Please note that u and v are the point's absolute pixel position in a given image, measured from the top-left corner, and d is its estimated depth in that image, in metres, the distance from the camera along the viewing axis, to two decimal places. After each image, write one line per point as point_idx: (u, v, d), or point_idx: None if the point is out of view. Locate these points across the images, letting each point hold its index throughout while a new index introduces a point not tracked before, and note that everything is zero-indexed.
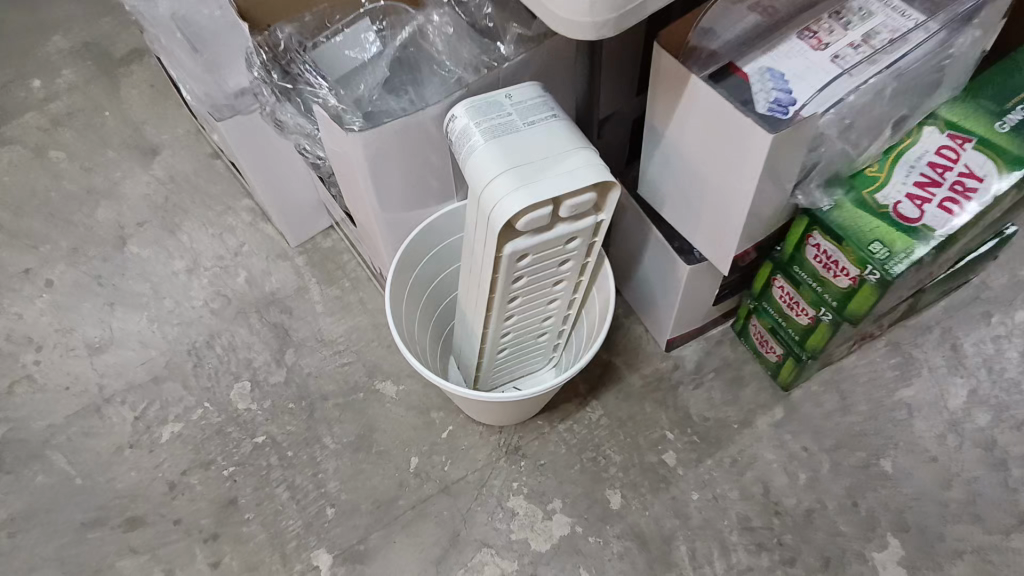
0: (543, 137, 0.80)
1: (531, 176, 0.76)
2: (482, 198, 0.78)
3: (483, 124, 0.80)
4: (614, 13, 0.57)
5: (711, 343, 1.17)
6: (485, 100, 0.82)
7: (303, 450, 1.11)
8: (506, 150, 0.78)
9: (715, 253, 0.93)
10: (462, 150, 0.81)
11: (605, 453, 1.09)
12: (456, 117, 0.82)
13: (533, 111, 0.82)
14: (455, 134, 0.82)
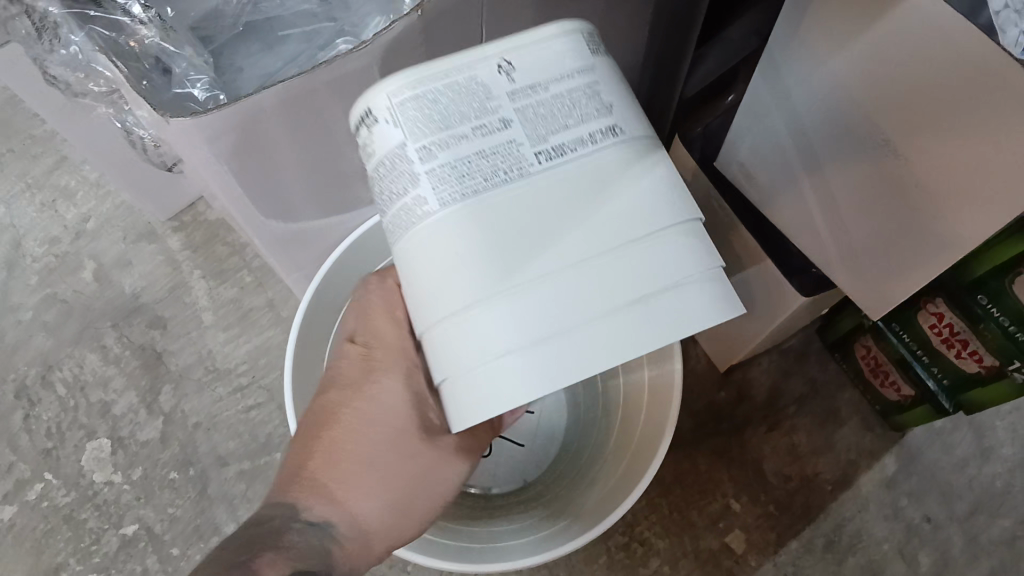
0: (579, 199, 0.37)
1: (565, 316, 0.36)
2: (460, 330, 0.36)
3: (441, 155, 0.36)
4: None
5: (790, 360, 0.81)
6: (448, 79, 0.37)
7: (195, 547, 0.74)
8: (497, 239, 0.36)
9: (860, 287, 0.55)
10: (397, 201, 0.37)
11: (643, 537, 0.75)
12: (388, 123, 0.36)
13: (559, 120, 0.37)
14: (380, 159, 0.37)
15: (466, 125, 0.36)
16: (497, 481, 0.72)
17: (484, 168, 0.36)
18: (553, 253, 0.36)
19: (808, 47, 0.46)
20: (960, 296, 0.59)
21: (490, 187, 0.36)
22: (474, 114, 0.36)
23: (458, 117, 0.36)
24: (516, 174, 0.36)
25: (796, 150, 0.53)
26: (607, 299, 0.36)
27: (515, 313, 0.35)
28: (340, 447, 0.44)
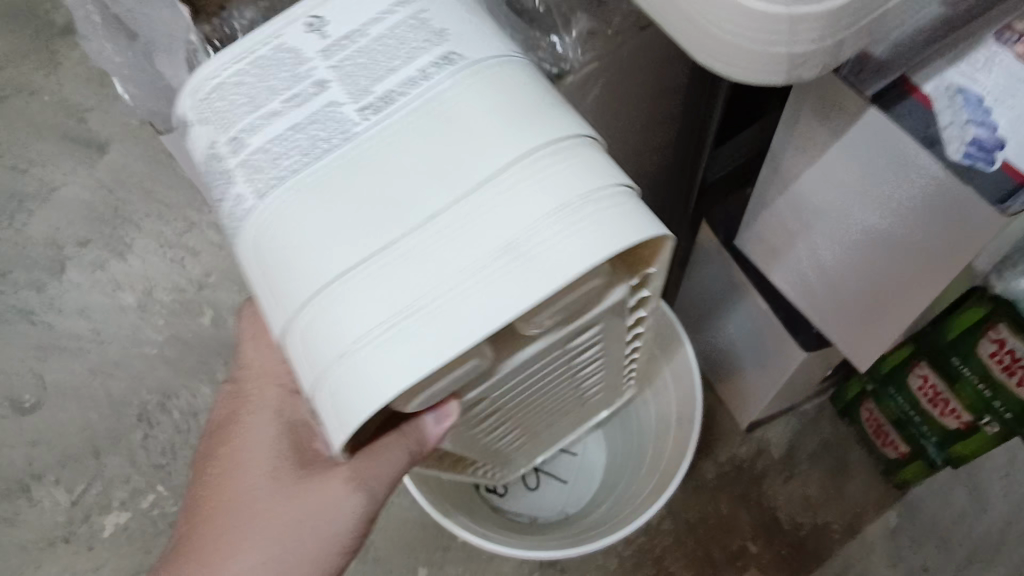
0: (413, 146, 0.33)
1: (411, 278, 0.31)
2: (307, 329, 0.32)
3: (252, 141, 0.34)
4: (836, 29, 0.30)
5: (806, 421, 0.92)
6: (257, 60, 0.36)
7: None
8: (322, 210, 0.33)
9: (848, 341, 0.67)
10: (224, 197, 0.35)
11: (668, 568, 0.86)
12: (201, 121, 0.36)
13: (383, 66, 0.34)
14: (204, 163, 0.37)
15: (276, 101, 0.35)
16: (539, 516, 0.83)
17: (302, 137, 0.34)
18: (395, 208, 0.32)
19: (792, 148, 0.59)
20: (940, 359, 0.70)
21: (308, 157, 0.33)
22: (284, 86, 0.35)
23: (267, 94, 0.35)
24: (338, 136, 0.33)
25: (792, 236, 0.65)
26: (462, 247, 0.31)
27: (363, 289, 0.31)
28: (213, 505, 0.48)
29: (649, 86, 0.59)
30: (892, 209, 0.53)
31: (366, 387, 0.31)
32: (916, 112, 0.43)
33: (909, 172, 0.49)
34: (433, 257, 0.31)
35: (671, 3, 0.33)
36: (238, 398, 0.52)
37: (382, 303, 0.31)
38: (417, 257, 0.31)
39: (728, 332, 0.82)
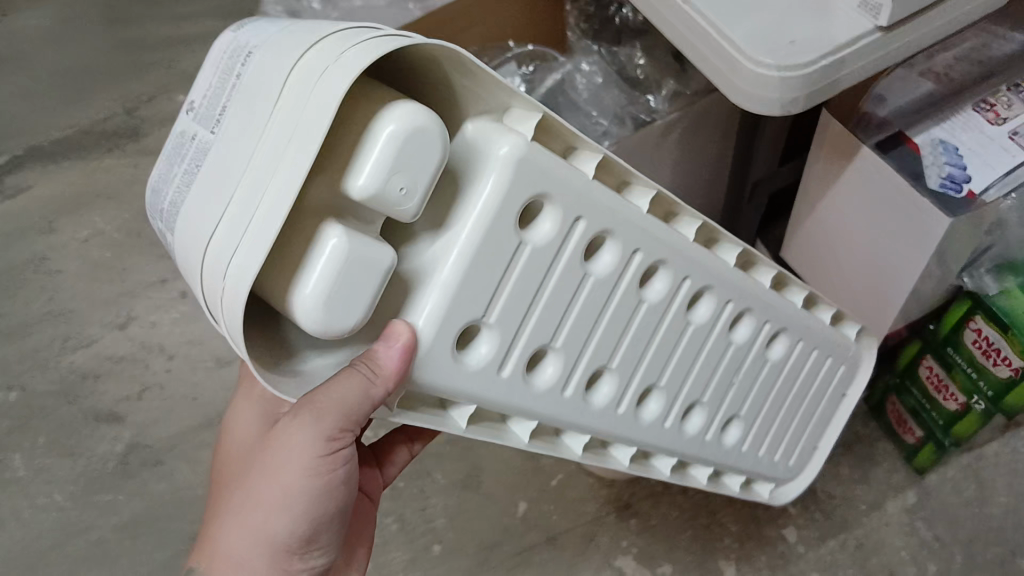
0: (232, 128, 0.46)
1: (247, 201, 0.44)
2: (212, 281, 0.46)
3: (162, 194, 0.51)
4: (805, 91, 0.54)
5: (843, 415, 1.10)
6: (162, 147, 0.53)
7: (413, 482, 1.13)
8: (198, 201, 0.47)
9: (861, 331, 0.88)
10: (167, 237, 0.51)
11: (720, 521, 1.07)
12: (150, 213, 0.53)
13: (205, 88, 0.50)
14: (159, 233, 0.53)
15: (174, 156, 0.50)
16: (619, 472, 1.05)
17: (183, 165, 0.49)
18: (228, 165, 0.46)
19: (817, 175, 0.81)
20: (940, 351, 0.90)
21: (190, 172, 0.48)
22: (174, 146, 0.51)
23: (165, 166, 0.51)
24: (200, 150, 0.48)
25: (816, 247, 0.87)
26: (270, 159, 0.43)
27: (228, 229, 0.45)
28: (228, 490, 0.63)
29: (719, 127, 0.84)
30: (879, 223, 0.76)
31: (241, 277, 0.43)
32: (908, 154, 0.72)
33: (882, 187, 0.73)
34: (259, 175, 0.44)
35: (718, 74, 0.57)
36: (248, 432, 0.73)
37: (238, 232, 0.44)
38: (251, 182, 0.44)
39: None
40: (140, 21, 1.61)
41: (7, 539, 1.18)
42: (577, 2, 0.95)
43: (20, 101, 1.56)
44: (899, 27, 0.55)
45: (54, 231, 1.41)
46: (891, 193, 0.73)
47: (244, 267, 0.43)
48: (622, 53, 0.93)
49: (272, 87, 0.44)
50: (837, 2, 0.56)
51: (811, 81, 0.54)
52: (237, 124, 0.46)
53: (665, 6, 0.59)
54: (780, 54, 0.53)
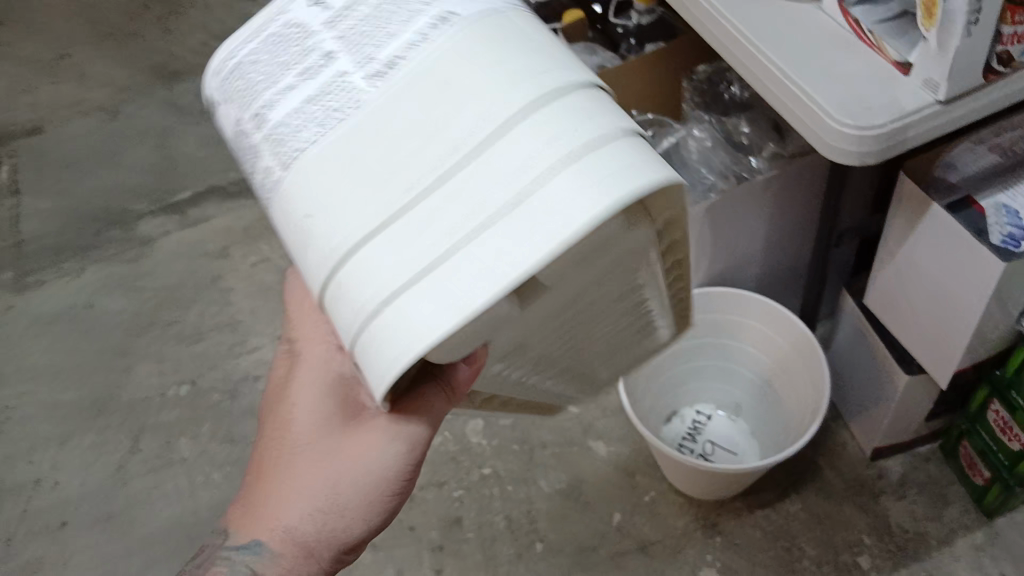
0: (416, 127, 0.49)
1: (428, 233, 0.48)
2: (348, 284, 0.50)
3: (276, 105, 0.52)
4: (878, 146, 0.70)
5: (918, 459, 1.21)
6: (280, 33, 0.54)
7: (521, 487, 1.30)
8: (337, 168, 0.50)
9: (932, 367, 1.00)
10: (263, 157, 0.53)
11: (799, 545, 1.17)
12: (237, 100, 0.55)
13: (382, 35, 0.51)
14: (241, 130, 0.55)
15: (296, 74, 0.52)
16: (705, 491, 1.18)
17: (314, 109, 0.51)
18: (409, 172, 0.49)
19: (895, 229, 0.96)
20: (1005, 394, 1.01)
21: (329, 122, 0.51)
22: (300, 62, 0.52)
23: (282, 65, 0.53)
24: (350, 104, 0.50)
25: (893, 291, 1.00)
26: (471, 204, 0.47)
27: (392, 250, 0.48)
28: (274, 469, 0.79)
29: (809, 184, 1.02)
30: (948, 270, 0.89)
31: (407, 321, 0.47)
32: (973, 214, 0.86)
33: (949, 240, 0.87)
34: (450, 212, 0.48)
35: (811, 132, 0.74)
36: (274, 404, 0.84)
37: (406, 264, 0.48)
38: (438, 215, 0.48)
39: (855, 370, 1.17)
40: None
41: (180, 506, 1.41)
42: (693, 81, 1.13)
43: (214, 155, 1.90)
44: (955, 101, 0.70)
45: (227, 255, 1.71)
46: (957, 246, 0.86)
47: (408, 331, 0.47)
48: (729, 122, 1.10)
49: (490, 130, 0.48)
50: (906, 81, 0.72)
51: (882, 139, 0.69)
52: (423, 128, 0.49)
53: (770, 79, 0.76)
54: (858, 117, 0.70)
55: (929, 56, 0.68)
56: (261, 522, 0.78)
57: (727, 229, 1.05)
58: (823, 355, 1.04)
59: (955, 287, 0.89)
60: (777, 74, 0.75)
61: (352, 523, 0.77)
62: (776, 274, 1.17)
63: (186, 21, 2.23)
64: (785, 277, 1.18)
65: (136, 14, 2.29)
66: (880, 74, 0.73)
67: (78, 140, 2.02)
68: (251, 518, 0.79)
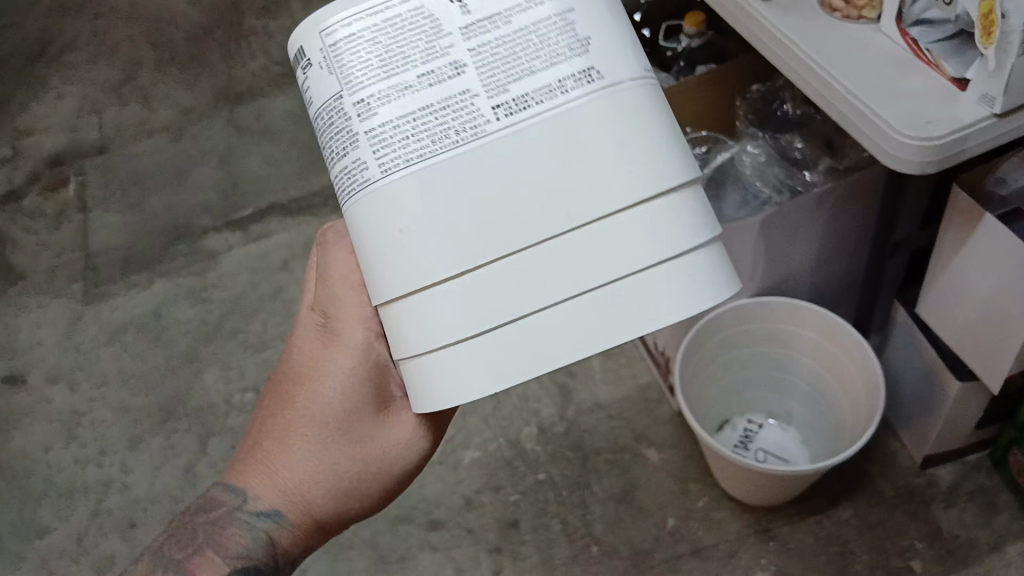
0: (533, 181, 0.57)
1: (528, 291, 0.58)
2: (435, 309, 0.59)
3: (395, 101, 0.58)
4: (939, 157, 0.75)
5: (968, 467, 1.24)
6: (409, 24, 0.58)
7: (576, 492, 1.34)
8: (440, 188, 0.57)
9: (984, 374, 1.03)
10: (363, 142, 0.59)
11: (852, 550, 1.20)
12: (348, 71, 0.59)
13: (515, 72, 0.58)
14: (344, 103, 0.59)
15: (418, 75, 0.58)
16: (759, 496, 1.22)
17: (427, 122, 0.58)
18: (520, 223, 0.57)
19: (950, 239, 0.99)
20: None
21: (448, 141, 0.57)
22: (426, 66, 0.58)
23: (402, 60, 0.58)
24: (470, 131, 0.57)
25: (947, 299, 1.04)
26: (573, 276, 0.58)
27: (493, 299, 0.58)
28: (288, 433, 0.79)
29: (865, 197, 1.06)
30: (1001, 278, 0.93)
31: (492, 368, 0.59)
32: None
33: (1002, 249, 0.90)
34: (552, 276, 0.58)
35: (873, 145, 0.78)
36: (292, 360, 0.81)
37: (504, 314, 0.58)
38: (541, 274, 0.58)
39: (907, 378, 1.21)
40: None
41: None
42: (746, 99, 1.18)
43: (274, 175, 2.00)
44: (1010, 116, 0.74)
45: (289, 268, 1.78)
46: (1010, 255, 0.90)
47: (482, 372, 0.58)
48: (783, 138, 1.16)
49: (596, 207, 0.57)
50: (962, 97, 0.77)
51: (942, 149, 0.74)
52: (532, 178, 0.57)
53: (831, 94, 0.82)
54: (919, 130, 0.74)
55: (986, 73, 0.73)
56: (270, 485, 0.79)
57: (783, 240, 1.10)
58: (877, 363, 1.08)
59: (1009, 294, 0.93)
60: (840, 92, 0.80)
61: (358, 502, 0.79)
62: (831, 285, 1.21)
63: (247, 48, 2.36)
64: (839, 287, 1.22)
65: None
66: (937, 90, 0.78)
67: (146, 159, 2.14)
68: (251, 483, 0.80)
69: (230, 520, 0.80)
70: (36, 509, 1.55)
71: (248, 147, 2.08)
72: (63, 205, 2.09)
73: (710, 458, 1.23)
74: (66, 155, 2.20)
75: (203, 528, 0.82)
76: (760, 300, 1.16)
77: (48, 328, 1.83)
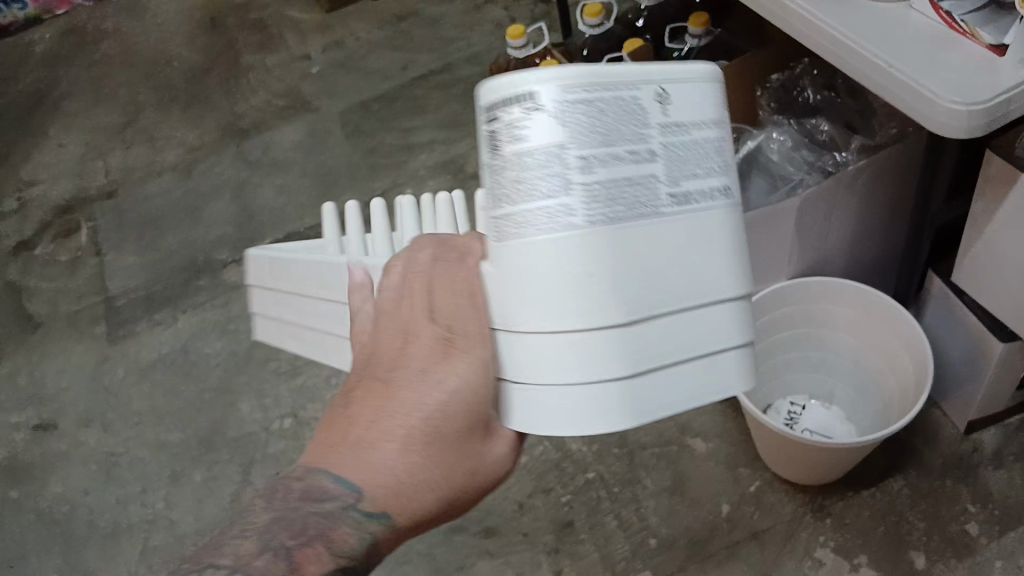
0: (686, 259, 0.59)
1: (659, 354, 0.60)
2: (576, 358, 0.59)
3: (603, 163, 0.57)
4: (985, 120, 0.78)
5: (1010, 430, 1.28)
6: (627, 100, 0.58)
7: (627, 488, 1.35)
8: (619, 251, 0.57)
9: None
10: (560, 191, 0.56)
11: (908, 519, 1.22)
12: (562, 121, 0.56)
13: (690, 170, 0.60)
14: (551, 148, 0.56)
15: (625, 148, 0.57)
16: (811, 476, 1.24)
17: (629, 194, 0.57)
18: (668, 292, 0.59)
19: (985, 202, 1.02)
20: None
21: (635, 211, 0.58)
22: (632, 142, 0.58)
23: (619, 135, 0.57)
24: (652, 207, 0.58)
25: (984, 261, 1.07)
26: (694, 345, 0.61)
27: (632, 355, 0.59)
28: (391, 430, 0.65)
29: (896, 172, 1.09)
30: None
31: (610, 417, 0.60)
32: None
33: None
34: (678, 341, 0.60)
35: (919, 115, 0.82)
36: (396, 343, 0.67)
37: (639, 370, 0.59)
38: (671, 340, 0.60)
39: (945, 347, 1.24)
40: (377, 143, 2.11)
41: None
42: (768, 89, 1.24)
43: (289, 206, 2.03)
44: None
45: None
46: None
47: (603, 417, 0.60)
48: (808, 123, 1.19)
49: (723, 292, 0.61)
50: (1002, 61, 0.80)
51: (986, 113, 0.77)
52: (687, 259, 0.59)
53: (873, 68, 0.85)
54: (966, 95, 0.78)
55: None
56: (366, 483, 0.65)
57: (819, 221, 1.12)
58: (922, 333, 1.10)
59: None
60: (883, 66, 0.83)
61: (444, 509, 0.69)
62: (864, 262, 1.24)
63: (247, 85, 2.39)
64: (871, 265, 1.25)
65: (198, 82, 2.46)
66: (977, 58, 0.81)
67: (157, 199, 2.15)
68: (344, 473, 0.65)
69: (332, 520, 0.66)
70: (82, 553, 1.54)
71: (260, 179, 2.11)
72: (77, 250, 2.09)
73: (760, 441, 1.26)
74: (74, 202, 2.21)
75: (307, 519, 0.67)
76: (803, 279, 1.19)
77: (75, 373, 1.82)
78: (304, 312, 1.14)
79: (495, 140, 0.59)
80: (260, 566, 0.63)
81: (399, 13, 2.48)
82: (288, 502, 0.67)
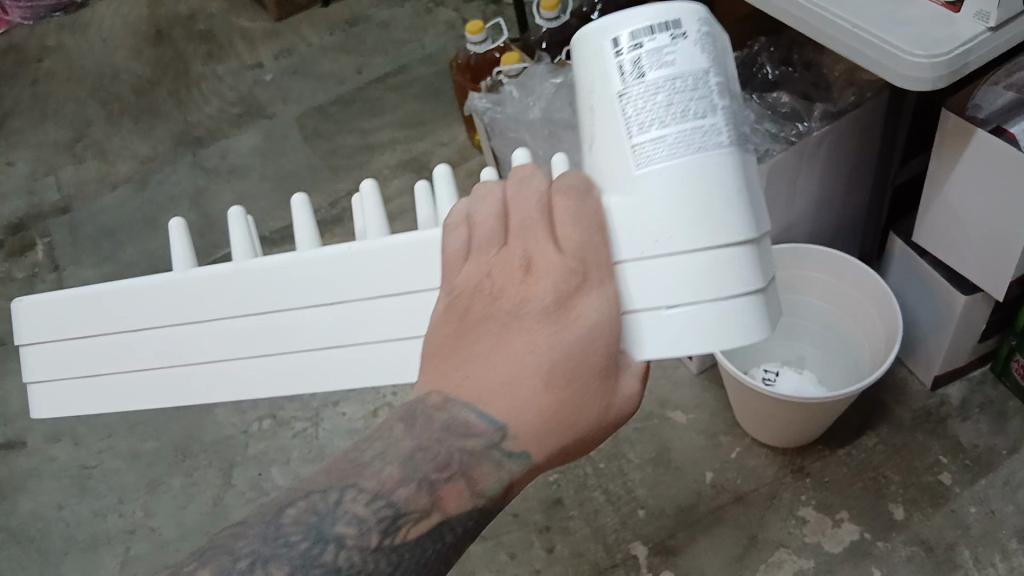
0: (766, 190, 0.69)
1: (768, 270, 0.66)
2: (722, 266, 0.63)
3: (729, 93, 0.65)
4: (948, 70, 0.82)
5: (974, 383, 1.34)
6: (727, 49, 0.68)
7: (613, 462, 1.37)
8: (747, 168, 0.64)
9: (988, 280, 1.11)
10: (709, 109, 0.63)
11: (884, 473, 1.27)
12: (701, 50, 0.64)
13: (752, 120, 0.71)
14: (696, 72, 0.63)
15: (734, 85, 0.66)
16: (789, 437, 1.27)
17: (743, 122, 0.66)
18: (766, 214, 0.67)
19: (943, 155, 1.06)
20: None
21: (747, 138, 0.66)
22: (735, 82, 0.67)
23: (729, 73, 0.66)
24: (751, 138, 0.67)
25: (944, 216, 1.12)
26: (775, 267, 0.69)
27: (760, 266, 0.65)
28: (531, 366, 0.61)
29: (854, 135, 1.14)
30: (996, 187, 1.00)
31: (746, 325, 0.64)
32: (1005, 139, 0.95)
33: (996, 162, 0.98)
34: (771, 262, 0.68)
35: (886, 71, 0.86)
36: (520, 277, 0.64)
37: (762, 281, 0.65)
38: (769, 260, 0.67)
39: (908, 305, 1.30)
40: (337, 146, 2.11)
41: None
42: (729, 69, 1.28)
43: (251, 211, 2.02)
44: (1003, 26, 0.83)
45: None
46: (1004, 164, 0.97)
47: (746, 324, 0.64)
48: (770, 97, 1.22)
49: None
50: (958, 16, 0.85)
51: (948, 63, 0.82)
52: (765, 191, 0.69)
53: (838, 29, 0.89)
54: (928, 48, 0.82)
55: None
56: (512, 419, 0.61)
57: (786, 189, 1.17)
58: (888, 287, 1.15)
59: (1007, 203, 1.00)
60: (847, 26, 0.88)
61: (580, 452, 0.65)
62: (827, 226, 1.30)
63: (200, 94, 2.37)
64: (833, 229, 1.31)
65: (149, 94, 2.42)
66: (934, 15, 0.86)
67: (113, 211, 2.11)
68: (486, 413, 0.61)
69: (476, 457, 0.61)
70: (60, 569, 1.50)
71: (221, 186, 2.09)
72: (34, 266, 2.04)
73: (738, 407, 1.29)
74: (27, 218, 2.16)
75: (449, 453, 0.62)
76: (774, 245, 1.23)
77: None
78: (125, 359, 0.89)
79: (637, 68, 0.64)
80: (406, 498, 0.60)
81: (350, 19, 2.48)
82: (431, 432, 0.62)
